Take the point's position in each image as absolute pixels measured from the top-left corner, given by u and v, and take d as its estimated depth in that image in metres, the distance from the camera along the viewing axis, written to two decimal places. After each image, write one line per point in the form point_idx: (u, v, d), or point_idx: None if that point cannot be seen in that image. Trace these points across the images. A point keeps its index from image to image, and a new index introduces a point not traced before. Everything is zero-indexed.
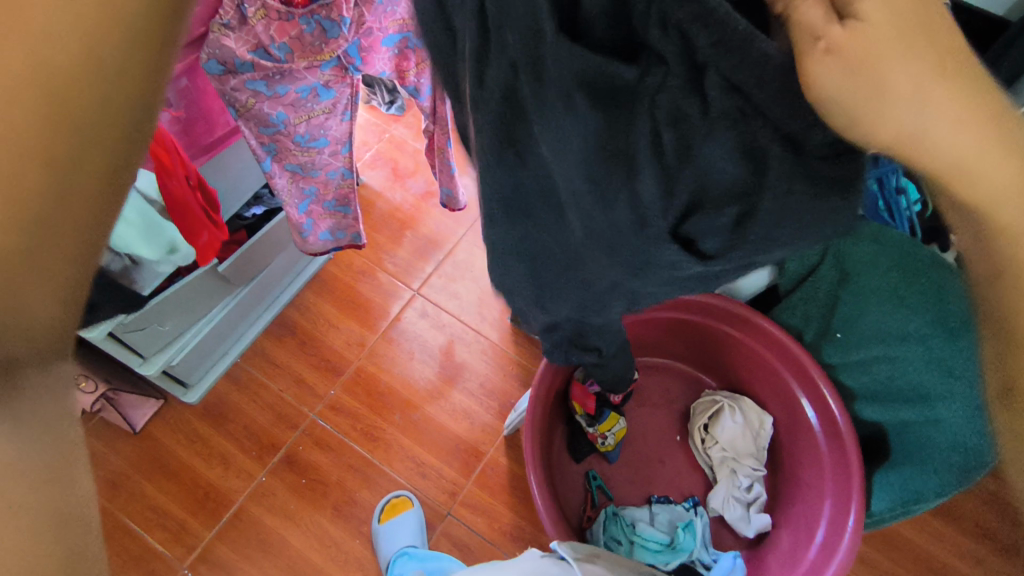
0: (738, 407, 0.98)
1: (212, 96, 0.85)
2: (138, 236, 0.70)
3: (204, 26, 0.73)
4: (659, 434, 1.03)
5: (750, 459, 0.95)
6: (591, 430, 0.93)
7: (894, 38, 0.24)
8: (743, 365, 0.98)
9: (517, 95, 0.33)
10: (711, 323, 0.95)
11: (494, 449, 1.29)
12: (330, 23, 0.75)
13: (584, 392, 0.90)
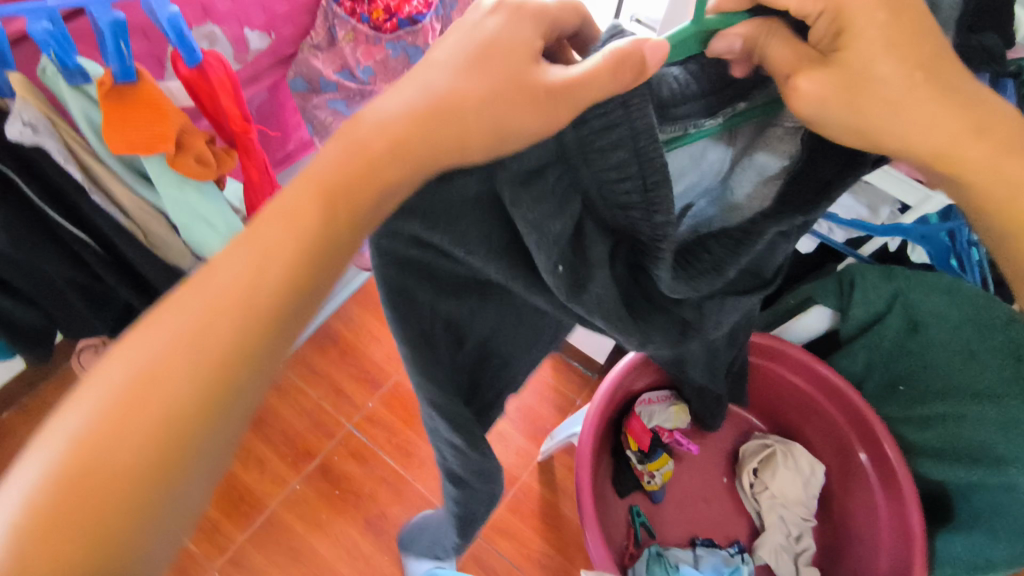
0: (790, 453, 0.95)
1: (290, 109, 0.86)
2: (221, 244, 0.60)
3: (294, 46, 0.76)
4: (703, 473, 1.01)
5: (800, 508, 0.94)
6: (639, 466, 0.93)
7: (859, 71, 0.34)
8: (791, 409, 0.97)
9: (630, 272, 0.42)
10: (766, 366, 0.94)
11: (527, 473, 1.28)
12: (414, 50, 0.78)
13: (641, 427, 0.91)
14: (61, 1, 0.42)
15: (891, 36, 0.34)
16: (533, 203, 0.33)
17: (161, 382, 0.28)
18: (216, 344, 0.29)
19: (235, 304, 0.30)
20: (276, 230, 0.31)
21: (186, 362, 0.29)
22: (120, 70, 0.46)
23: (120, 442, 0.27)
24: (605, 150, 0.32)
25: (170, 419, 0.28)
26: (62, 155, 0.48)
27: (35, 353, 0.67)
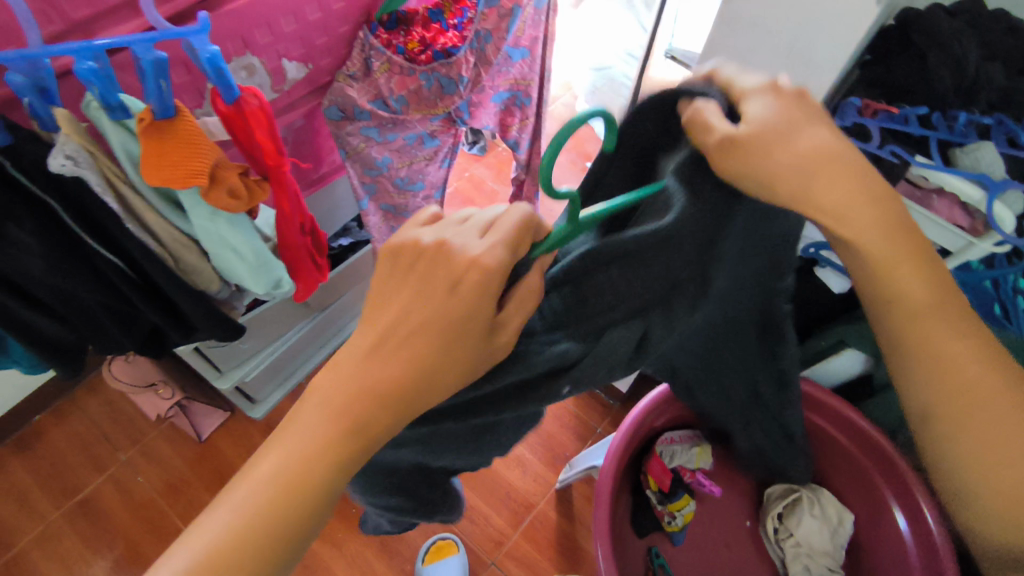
0: (817, 501, 0.92)
1: (324, 135, 0.87)
2: (249, 272, 0.63)
3: (330, 75, 0.77)
4: (727, 516, 0.98)
5: (827, 559, 0.89)
6: (660, 507, 0.92)
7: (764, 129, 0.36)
8: (821, 452, 0.94)
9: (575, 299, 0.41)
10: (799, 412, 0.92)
11: (545, 501, 1.25)
12: (447, 80, 0.78)
13: (663, 469, 0.91)
14: (106, 41, 0.45)
15: (785, 136, 0.36)
16: (551, 339, 0.42)
17: (274, 498, 0.35)
18: (311, 468, 0.36)
19: (337, 443, 0.36)
20: (345, 371, 0.37)
21: (285, 483, 0.36)
22: (159, 106, 0.48)
23: (263, 535, 0.35)
24: (589, 314, 0.42)
25: (304, 506, 0.36)
26: (100, 188, 0.50)
27: (66, 367, 0.68)
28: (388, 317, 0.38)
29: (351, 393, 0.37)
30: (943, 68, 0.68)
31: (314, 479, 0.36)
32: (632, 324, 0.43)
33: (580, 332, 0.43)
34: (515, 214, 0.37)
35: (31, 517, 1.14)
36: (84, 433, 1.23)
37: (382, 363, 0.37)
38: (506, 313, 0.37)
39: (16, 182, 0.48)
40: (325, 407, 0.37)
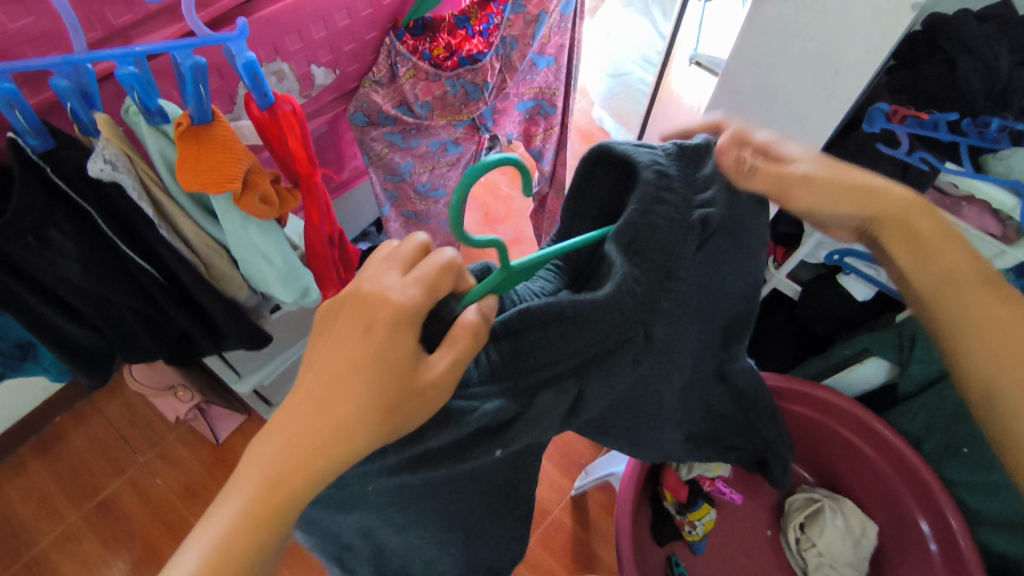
0: (839, 510, 0.91)
1: (348, 140, 0.88)
2: (277, 279, 0.63)
3: (356, 81, 0.77)
4: (747, 525, 0.97)
5: (850, 569, 0.88)
6: (679, 517, 0.91)
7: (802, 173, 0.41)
8: (843, 461, 0.93)
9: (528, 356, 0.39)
10: (824, 422, 0.91)
11: (560, 509, 1.25)
12: (472, 87, 0.79)
13: (678, 481, 0.90)
14: (147, 47, 0.45)
15: (825, 173, 0.42)
16: (478, 399, 0.38)
17: (265, 488, 0.32)
18: (301, 454, 0.33)
19: (319, 430, 0.33)
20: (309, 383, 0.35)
21: (282, 469, 0.33)
22: (197, 112, 0.48)
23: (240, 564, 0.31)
24: (529, 369, 0.39)
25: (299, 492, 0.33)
26: (137, 193, 0.50)
27: (95, 374, 0.69)
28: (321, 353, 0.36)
29: (319, 396, 0.34)
30: (973, 74, 0.68)
31: (302, 467, 0.33)
32: (569, 382, 0.40)
33: (515, 393, 0.39)
34: (438, 257, 0.37)
35: (51, 518, 1.15)
36: (102, 435, 1.24)
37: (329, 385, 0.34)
38: (457, 339, 0.35)
39: (57, 188, 0.48)
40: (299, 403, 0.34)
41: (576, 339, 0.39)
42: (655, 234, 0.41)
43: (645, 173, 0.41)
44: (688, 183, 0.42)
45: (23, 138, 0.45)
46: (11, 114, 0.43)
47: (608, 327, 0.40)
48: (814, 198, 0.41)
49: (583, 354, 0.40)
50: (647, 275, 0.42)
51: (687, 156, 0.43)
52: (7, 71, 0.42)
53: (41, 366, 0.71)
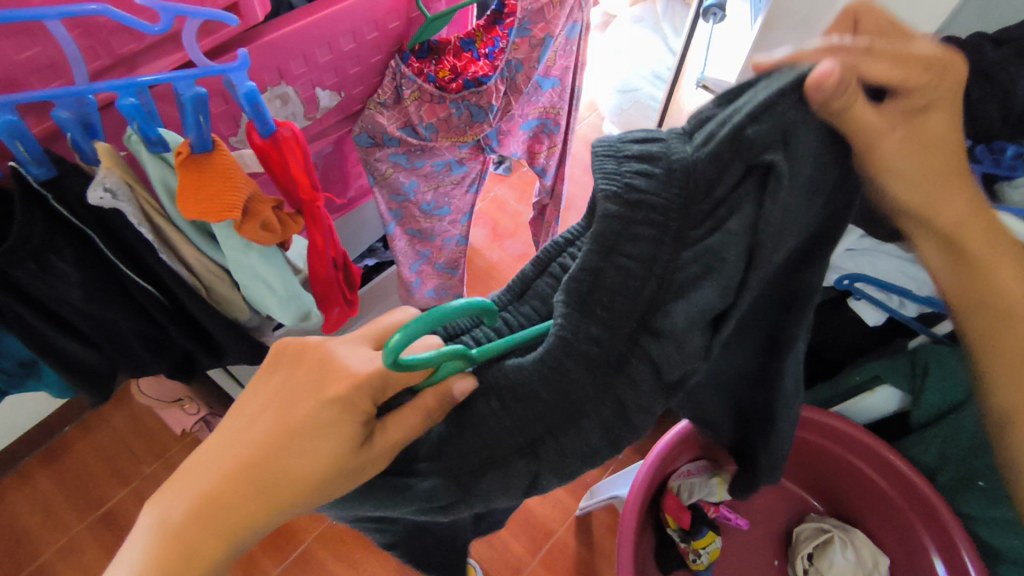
0: (849, 541, 0.89)
1: (352, 160, 0.88)
2: (277, 301, 0.63)
3: (362, 103, 0.78)
4: (755, 554, 0.95)
5: None
6: (683, 544, 0.89)
7: (902, 137, 0.33)
8: (855, 491, 0.91)
9: (472, 431, 0.39)
10: (835, 450, 0.89)
11: (564, 529, 1.23)
12: (477, 109, 0.79)
13: (680, 506, 0.89)
14: (149, 78, 0.46)
15: (921, 139, 0.33)
16: (416, 472, 0.39)
17: (194, 514, 0.36)
18: (229, 490, 0.36)
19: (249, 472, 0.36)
20: (255, 417, 0.38)
21: (212, 497, 0.36)
22: (198, 140, 0.48)
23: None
24: (470, 448, 0.39)
25: (223, 529, 0.36)
26: (138, 220, 0.50)
27: (95, 392, 0.69)
28: (273, 387, 0.39)
29: (260, 437, 0.37)
30: (988, 98, 0.67)
31: (228, 502, 0.36)
32: (517, 464, 0.39)
33: (455, 476, 0.39)
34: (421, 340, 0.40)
35: (55, 529, 1.15)
36: (108, 445, 1.25)
37: (269, 427, 0.37)
38: (406, 415, 0.37)
39: (59, 215, 0.49)
40: (246, 435, 0.38)
41: (524, 417, 0.38)
42: (615, 281, 0.35)
43: (607, 206, 0.34)
44: (686, 209, 0.34)
45: (25, 168, 0.45)
46: (13, 145, 0.44)
47: (551, 397, 0.37)
48: (905, 175, 0.34)
49: (534, 433, 0.38)
50: (616, 331, 0.36)
51: (697, 170, 0.33)
52: (9, 103, 0.43)
53: (44, 382, 0.71)
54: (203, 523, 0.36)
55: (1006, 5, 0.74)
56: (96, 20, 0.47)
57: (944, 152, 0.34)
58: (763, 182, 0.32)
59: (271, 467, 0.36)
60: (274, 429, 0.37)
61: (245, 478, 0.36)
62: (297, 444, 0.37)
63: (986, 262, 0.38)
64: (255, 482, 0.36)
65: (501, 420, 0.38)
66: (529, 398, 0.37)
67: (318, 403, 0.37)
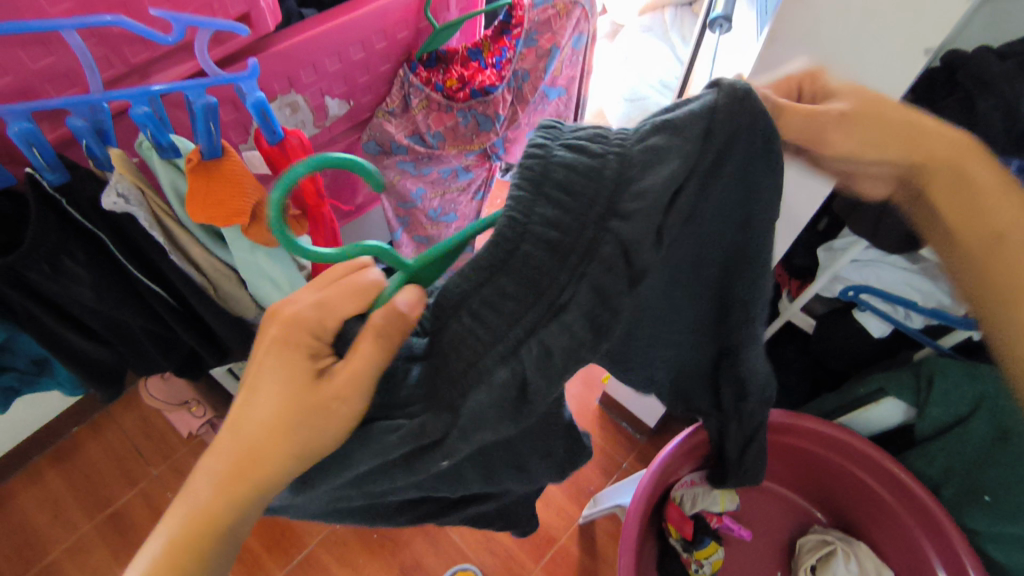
0: (853, 554, 0.88)
1: None
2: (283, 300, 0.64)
3: (370, 111, 0.79)
4: (759, 565, 0.95)
5: None
6: (686, 555, 0.89)
7: (834, 113, 0.42)
8: (860, 504, 0.90)
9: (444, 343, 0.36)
10: (839, 462, 0.89)
11: (567, 536, 1.22)
12: (484, 118, 0.80)
13: (682, 516, 0.88)
14: (161, 86, 0.47)
15: (860, 120, 0.42)
16: (406, 418, 0.37)
17: (231, 461, 0.38)
18: (252, 438, 0.38)
19: (268, 419, 0.38)
20: (260, 373, 0.39)
21: (241, 449, 0.38)
22: (208, 147, 0.49)
23: (214, 521, 0.38)
24: (452, 381, 0.35)
25: (255, 474, 0.38)
26: (149, 223, 0.51)
27: (105, 392, 0.71)
28: (261, 350, 0.39)
29: (271, 396, 0.38)
30: (993, 112, 0.67)
31: (265, 446, 0.38)
32: (495, 377, 0.34)
33: (439, 403, 0.36)
34: (363, 275, 0.38)
35: (64, 528, 1.16)
36: (117, 446, 1.26)
37: (268, 381, 0.38)
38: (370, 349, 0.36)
39: (72, 218, 0.50)
40: (253, 394, 0.39)
41: (486, 340, 0.34)
42: (567, 206, 0.32)
43: (529, 249, 0.33)
44: (621, 166, 0.32)
45: (40, 173, 0.47)
46: (30, 151, 0.45)
47: (521, 290, 0.33)
48: (853, 132, 0.42)
49: (500, 346, 0.34)
50: (567, 252, 0.33)
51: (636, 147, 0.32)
52: (26, 111, 0.44)
53: (55, 382, 0.72)
54: (238, 471, 0.38)
55: (1013, 18, 0.74)
56: (110, 30, 0.48)
57: (855, 108, 0.43)
58: (722, 100, 0.31)
59: (287, 420, 0.37)
60: (275, 378, 0.38)
61: (265, 423, 0.38)
62: (302, 387, 0.37)
63: (959, 174, 0.44)
64: (276, 425, 0.38)
65: (476, 348, 0.34)
66: (494, 322, 0.34)
67: (308, 347, 0.38)
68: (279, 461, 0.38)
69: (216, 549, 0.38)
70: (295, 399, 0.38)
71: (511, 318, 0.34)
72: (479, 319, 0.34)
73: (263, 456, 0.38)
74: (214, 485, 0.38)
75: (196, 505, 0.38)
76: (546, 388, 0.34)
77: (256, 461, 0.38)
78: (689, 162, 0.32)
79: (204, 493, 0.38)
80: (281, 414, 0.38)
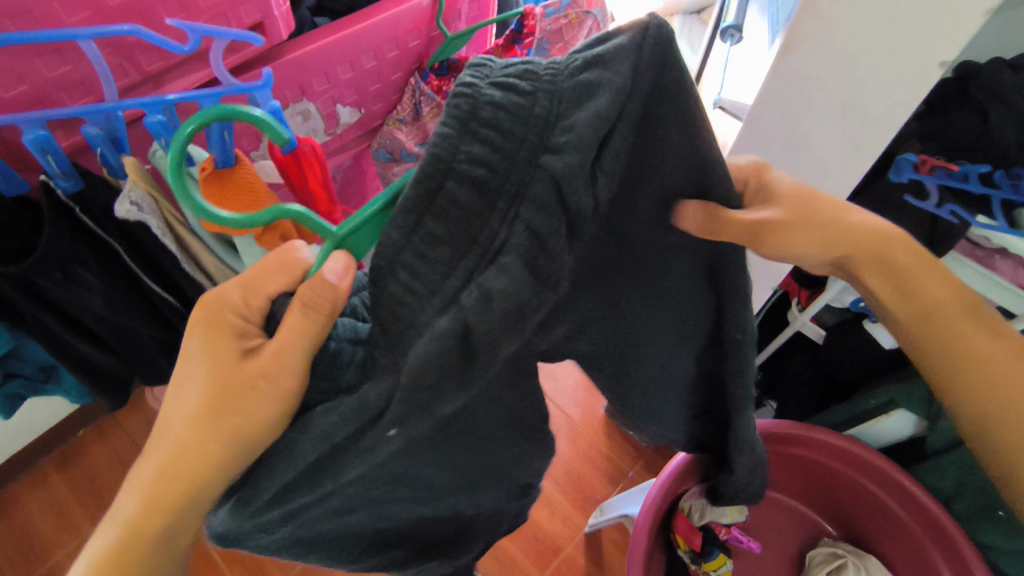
0: (863, 567, 0.87)
1: (371, 175, 0.89)
2: None
3: (381, 119, 0.79)
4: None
5: None
6: (695, 566, 0.88)
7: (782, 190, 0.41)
8: (870, 518, 0.90)
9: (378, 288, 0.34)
10: (850, 474, 0.88)
11: (573, 545, 1.22)
12: None
13: (690, 527, 0.88)
14: (177, 94, 0.47)
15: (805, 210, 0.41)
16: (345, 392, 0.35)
17: (161, 468, 0.36)
18: (183, 438, 0.36)
19: (201, 411, 0.36)
20: (190, 372, 0.37)
21: (177, 452, 0.36)
22: (221, 156, 0.49)
23: (143, 536, 0.35)
24: (396, 331, 0.33)
25: (192, 478, 0.36)
26: (161, 231, 0.51)
27: (112, 400, 0.71)
28: (189, 349, 0.37)
29: (202, 390, 0.36)
30: (1008, 123, 0.66)
31: (201, 444, 0.35)
32: (439, 320, 0.32)
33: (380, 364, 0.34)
34: (293, 254, 0.38)
35: (68, 532, 1.16)
36: (122, 451, 1.26)
37: (198, 375, 0.37)
38: (300, 322, 0.35)
39: (85, 226, 0.50)
40: (183, 393, 0.37)
41: (426, 277, 0.33)
42: (496, 152, 0.32)
43: (457, 185, 0.32)
44: (550, 107, 0.32)
45: (54, 181, 0.47)
46: (44, 159, 0.45)
47: (455, 233, 0.32)
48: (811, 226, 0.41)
49: (438, 283, 0.33)
50: (508, 184, 0.32)
51: (563, 87, 0.32)
52: (42, 120, 0.44)
53: (62, 390, 0.72)
54: (171, 476, 0.35)
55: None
56: (126, 39, 0.48)
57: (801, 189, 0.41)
58: (643, 43, 0.31)
59: (224, 406, 0.36)
60: (204, 371, 0.37)
61: (195, 419, 0.36)
62: (234, 370, 0.36)
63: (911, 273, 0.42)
64: (210, 421, 0.36)
65: (414, 290, 0.33)
66: (439, 258, 0.33)
67: (235, 335, 0.37)
68: (214, 456, 0.36)
69: (170, 542, 0.36)
70: (226, 384, 0.36)
71: (446, 265, 0.33)
72: (422, 257, 0.33)
73: (202, 456, 0.35)
74: (142, 500, 0.35)
75: (127, 520, 0.35)
76: (493, 335, 0.32)
77: (191, 461, 0.36)
78: (620, 101, 0.31)
79: (137, 508, 0.35)
80: (211, 405, 0.36)
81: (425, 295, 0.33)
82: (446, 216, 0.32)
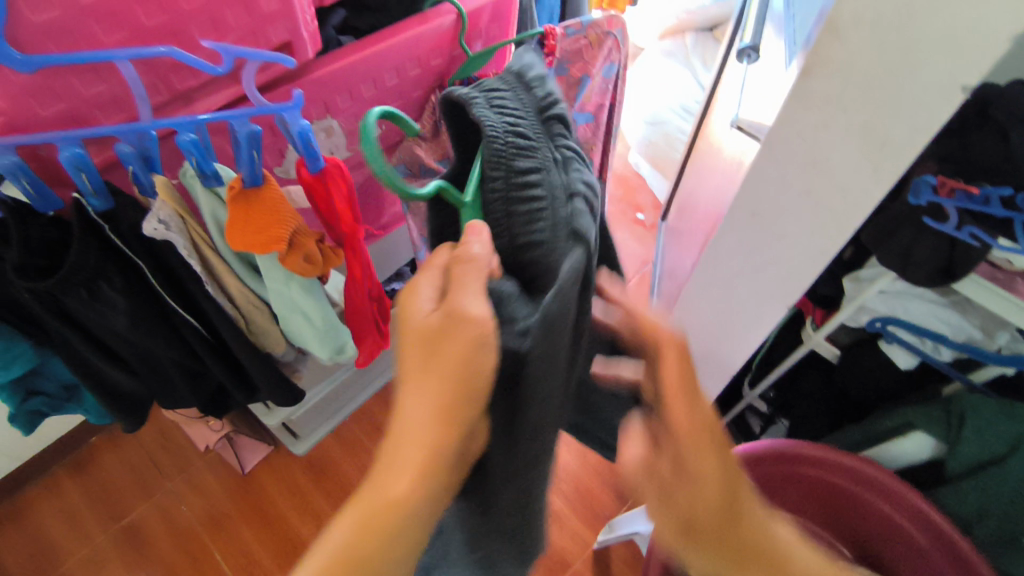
0: None
1: (389, 190, 0.90)
2: (315, 336, 0.65)
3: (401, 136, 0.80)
4: None
5: None
6: None
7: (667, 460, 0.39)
8: (889, 544, 0.88)
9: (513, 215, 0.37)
10: (869, 498, 0.87)
11: (582, 561, 1.21)
12: None
13: None
14: (208, 115, 0.48)
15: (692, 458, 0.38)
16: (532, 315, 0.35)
17: (403, 428, 0.33)
18: (421, 397, 0.33)
19: (427, 361, 0.33)
20: (408, 334, 0.35)
21: (415, 407, 0.33)
22: (250, 175, 0.50)
23: (394, 502, 0.32)
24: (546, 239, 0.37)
25: (432, 436, 0.32)
26: (186, 250, 0.52)
27: (131, 422, 0.71)
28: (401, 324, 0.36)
29: (422, 344, 0.34)
30: None
31: (435, 400, 0.32)
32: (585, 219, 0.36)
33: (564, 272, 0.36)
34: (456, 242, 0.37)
35: (78, 539, 1.16)
36: (135, 459, 1.27)
37: (414, 337, 0.34)
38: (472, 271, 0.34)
39: (113, 243, 0.51)
40: (407, 358, 0.35)
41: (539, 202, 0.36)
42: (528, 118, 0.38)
43: (517, 137, 0.36)
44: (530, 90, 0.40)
45: (86, 199, 0.48)
46: (78, 177, 0.46)
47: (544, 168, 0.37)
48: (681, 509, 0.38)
49: (554, 202, 0.36)
50: (547, 134, 0.38)
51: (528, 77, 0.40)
52: (78, 137, 0.45)
53: (81, 408, 0.73)
54: (408, 434, 0.33)
55: None
56: (160, 59, 0.49)
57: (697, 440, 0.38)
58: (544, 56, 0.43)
59: (440, 351, 0.33)
60: (419, 326, 0.34)
61: (420, 375, 0.33)
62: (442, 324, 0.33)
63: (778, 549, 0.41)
64: (435, 370, 0.33)
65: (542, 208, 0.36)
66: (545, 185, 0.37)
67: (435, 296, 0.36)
68: (444, 402, 0.32)
69: (422, 512, 0.32)
70: (437, 336, 0.33)
71: (558, 186, 0.37)
72: (533, 189, 0.36)
73: (439, 410, 0.32)
74: (391, 465, 0.32)
75: (375, 492, 0.32)
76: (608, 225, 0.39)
77: (426, 416, 0.32)
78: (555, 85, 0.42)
79: (389, 476, 0.32)
80: (431, 359, 0.33)
81: (561, 206, 0.36)
82: (531, 163, 0.36)
